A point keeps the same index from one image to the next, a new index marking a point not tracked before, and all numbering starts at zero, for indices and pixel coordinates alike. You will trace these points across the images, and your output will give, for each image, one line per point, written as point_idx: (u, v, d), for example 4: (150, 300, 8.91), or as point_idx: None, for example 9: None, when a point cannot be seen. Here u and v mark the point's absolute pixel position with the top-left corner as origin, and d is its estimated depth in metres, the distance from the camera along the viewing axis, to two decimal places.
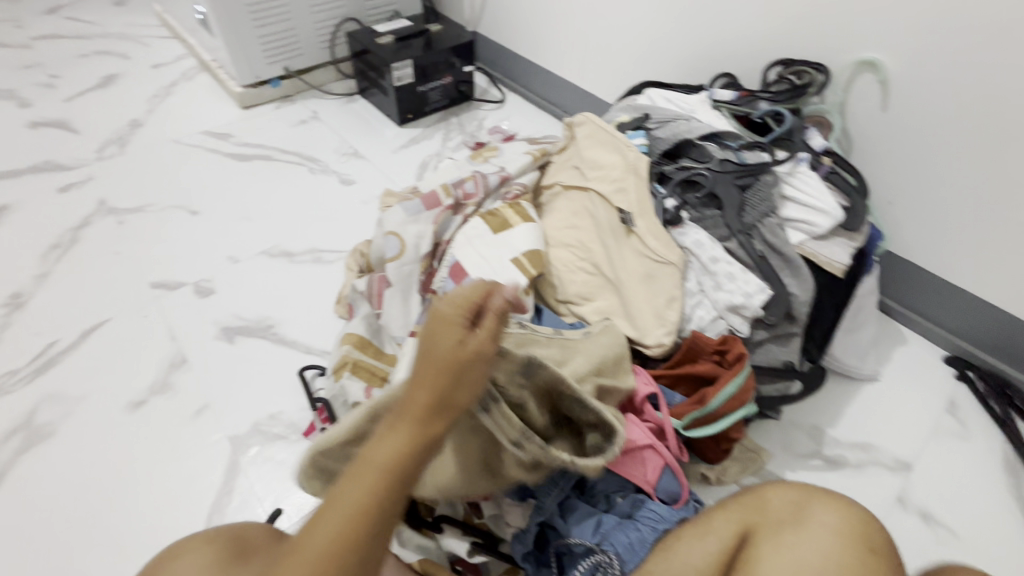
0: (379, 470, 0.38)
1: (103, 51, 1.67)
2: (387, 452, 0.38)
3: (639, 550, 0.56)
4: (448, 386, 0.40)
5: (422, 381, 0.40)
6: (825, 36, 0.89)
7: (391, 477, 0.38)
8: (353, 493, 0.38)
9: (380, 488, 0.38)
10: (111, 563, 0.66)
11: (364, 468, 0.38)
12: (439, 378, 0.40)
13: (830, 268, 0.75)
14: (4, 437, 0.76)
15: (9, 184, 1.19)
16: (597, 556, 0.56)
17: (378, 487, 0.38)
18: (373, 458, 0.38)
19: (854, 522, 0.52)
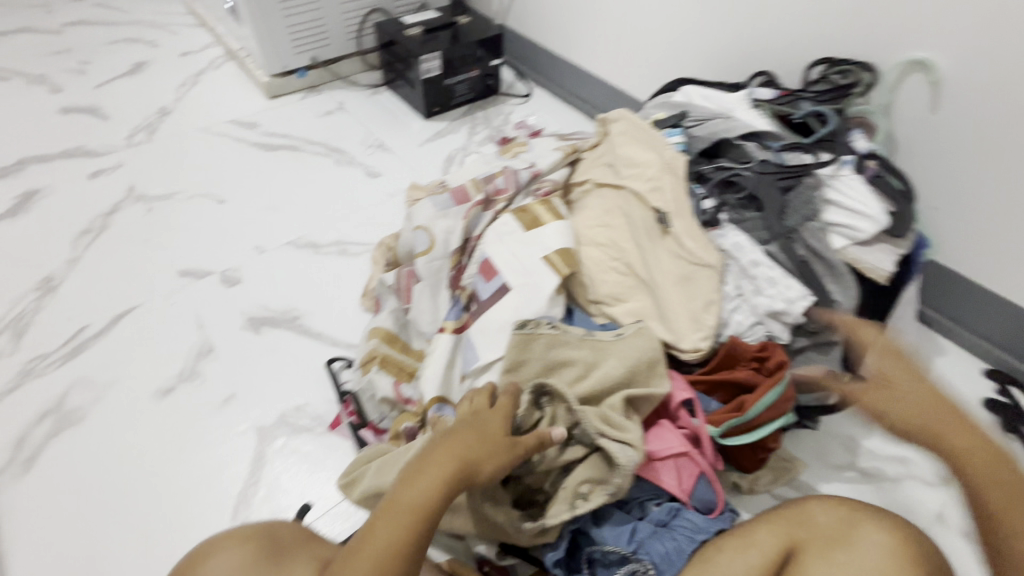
0: (411, 509, 0.47)
1: (133, 39, 1.68)
2: (416, 496, 0.47)
3: (676, 560, 0.56)
4: (472, 449, 0.51)
5: (448, 444, 0.51)
6: (873, 33, 0.86)
7: (422, 519, 0.47)
8: (391, 529, 0.46)
9: (414, 526, 0.46)
10: (137, 551, 0.66)
11: (398, 502, 0.47)
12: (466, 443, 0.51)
13: (874, 275, 0.72)
14: (36, 419, 0.77)
15: (40, 168, 1.20)
16: (632, 564, 0.57)
17: (416, 521, 0.47)
18: (404, 498, 0.47)
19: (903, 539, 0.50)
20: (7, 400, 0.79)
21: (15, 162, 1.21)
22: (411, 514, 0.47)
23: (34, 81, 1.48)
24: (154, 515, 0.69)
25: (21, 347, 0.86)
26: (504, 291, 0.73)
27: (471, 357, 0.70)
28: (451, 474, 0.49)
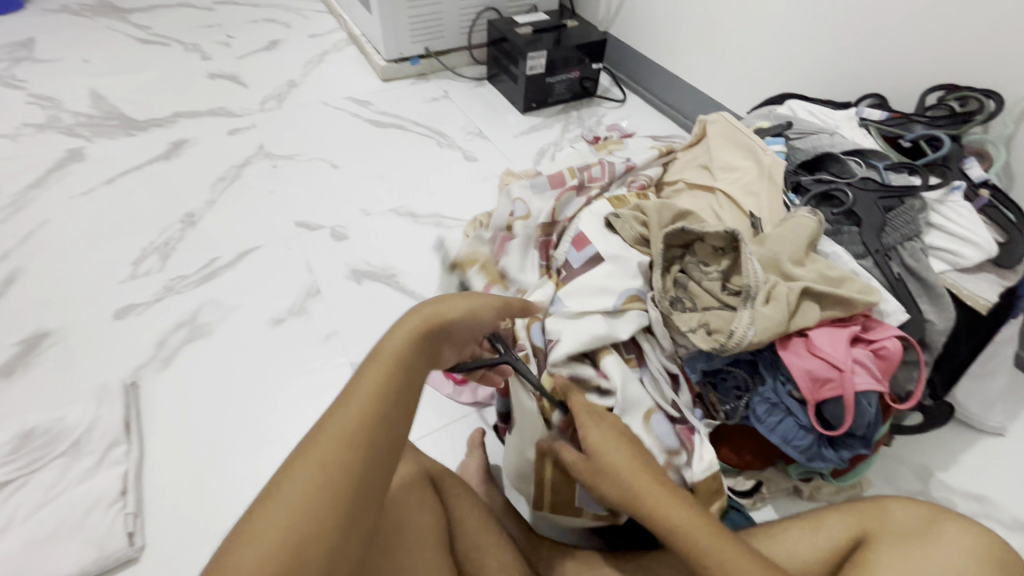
0: (387, 369, 0.43)
1: (270, 20, 1.88)
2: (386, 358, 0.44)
3: (776, 412, 0.64)
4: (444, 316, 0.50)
5: (419, 314, 0.49)
6: (1003, 64, 0.84)
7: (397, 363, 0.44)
8: (370, 380, 0.42)
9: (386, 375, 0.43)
10: (247, 446, 0.76)
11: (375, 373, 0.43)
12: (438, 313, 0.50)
13: (973, 302, 0.70)
14: (174, 327, 0.90)
15: (190, 122, 1.38)
16: (744, 398, 0.66)
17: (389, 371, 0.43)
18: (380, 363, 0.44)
19: (979, 542, 0.53)
20: (153, 308, 0.92)
21: (170, 114, 1.40)
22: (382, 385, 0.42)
23: (188, 48, 1.69)
24: (261, 420, 0.79)
25: (166, 267, 1.00)
26: (597, 261, 0.75)
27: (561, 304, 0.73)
28: (424, 330, 0.48)
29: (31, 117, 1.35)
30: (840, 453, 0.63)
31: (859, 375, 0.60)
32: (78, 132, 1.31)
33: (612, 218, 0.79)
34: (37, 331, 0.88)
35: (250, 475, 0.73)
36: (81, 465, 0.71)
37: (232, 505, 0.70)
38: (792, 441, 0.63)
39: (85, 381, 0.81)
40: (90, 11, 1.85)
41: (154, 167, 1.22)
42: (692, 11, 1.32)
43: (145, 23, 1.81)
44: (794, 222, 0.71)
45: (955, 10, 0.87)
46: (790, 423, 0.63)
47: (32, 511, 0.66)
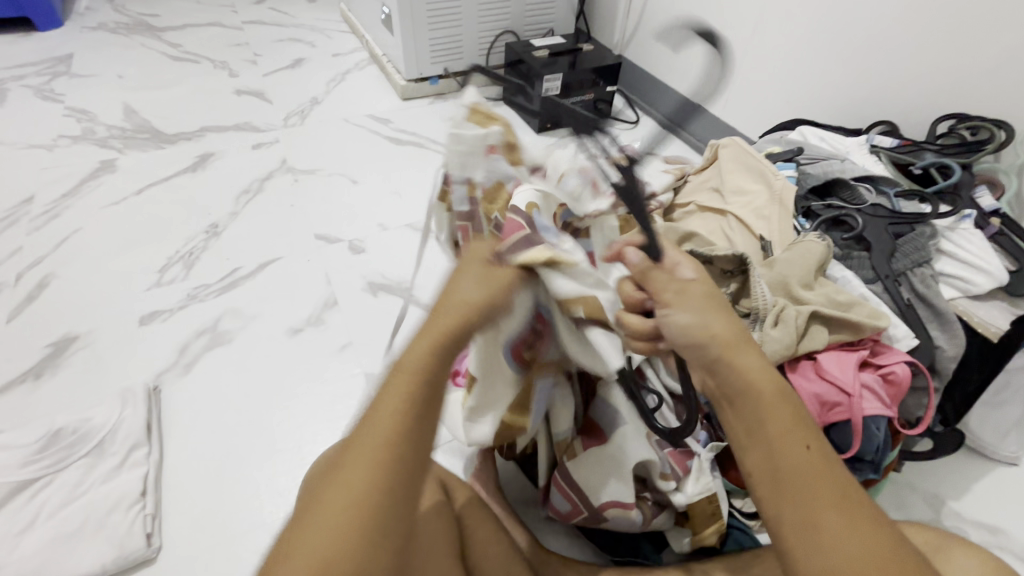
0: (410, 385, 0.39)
1: (295, 39, 1.95)
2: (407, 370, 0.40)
3: None
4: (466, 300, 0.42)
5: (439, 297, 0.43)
6: (1013, 96, 0.85)
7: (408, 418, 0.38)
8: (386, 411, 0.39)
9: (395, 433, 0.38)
10: (264, 451, 0.78)
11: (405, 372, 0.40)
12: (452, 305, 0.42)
13: (985, 330, 0.70)
14: (196, 333, 0.92)
15: (216, 136, 1.43)
16: None
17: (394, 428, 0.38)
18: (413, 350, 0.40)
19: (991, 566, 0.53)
20: (177, 315, 0.95)
21: (198, 129, 1.45)
22: (417, 361, 0.40)
23: (218, 66, 1.76)
24: (277, 428, 0.81)
25: (191, 275, 1.03)
26: None
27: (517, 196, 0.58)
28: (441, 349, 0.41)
29: (67, 129, 1.41)
30: None
31: (867, 400, 0.61)
32: (111, 144, 1.37)
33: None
34: (66, 335, 0.91)
35: (264, 482, 0.75)
36: (105, 465, 0.73)
37: (247, 511, 0.72)
38: None
39: (110, 383, 0.84)
40: (126, 28, 1.93)
41: (181, 179, 1.27)
42: (705, 37, 1.35)
43: (176, 41, 1.89)
44: (803, 247, 0.72)
45: (966, 42, 0.88)
46: None
47: (57, 509, 0.69)
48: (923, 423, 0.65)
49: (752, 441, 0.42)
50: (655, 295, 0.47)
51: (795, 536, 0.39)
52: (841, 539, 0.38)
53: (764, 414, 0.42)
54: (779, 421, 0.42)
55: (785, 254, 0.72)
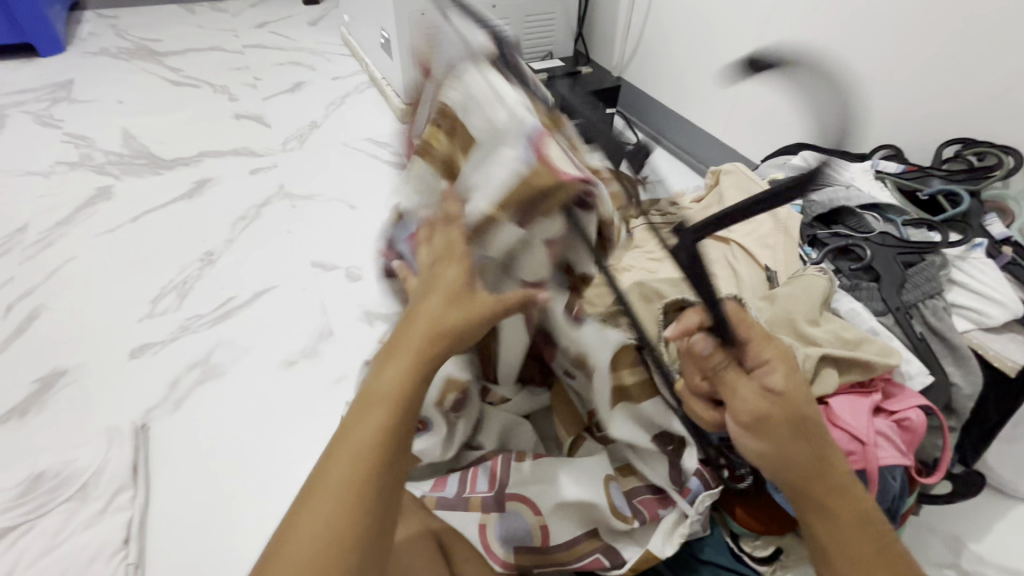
0: (387, 408, 0.41)
1: (295, 63, 1.95)
2: (404, 356, 0.44)
3: None
4: (446, 324, 0.45)
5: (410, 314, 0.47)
6: (1019, 123, 0.84)
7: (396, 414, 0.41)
8: (372, 424, 0.40)
9: (389, 422, 0.41)
10: (256, 493, 0.75)
11: (385, 375, 0.43)
12: (426, 323, 0.45)
13: (1001, 364, 0.68)
14: (187, 367, 0.90)
15: (214, 161, 1.42)
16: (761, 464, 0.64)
17: (388, 422, 0.41)
18: (390, 372, 0.43)
19: None
20: (168, 347, 0.93)
21: (195, 154, 1.44)
22: (400, 381, 0.43)
23: (217, 90, 1.76)
24: (267, 466, 0.78)
25: (184, 305, 1.01)
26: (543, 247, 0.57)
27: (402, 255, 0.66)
28: (417, 367, 0.44)
29: (65, 155, 1.41)
30: None
31: (882, 449, 0.58)
32: (109, 171, 1.36)
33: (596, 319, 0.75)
34: (54, 369, 0.89)
35: (252, 527, 0.71)
36: (87, 511, 0.70)
37: (233, 559, 0.68)
38: None
39: (96, 421, 0.82)
40: (127, 54, 1.94)
41: (177, 206, 1.26)
42: (705, 60, 1.35)
43: (177, 65, 1.90)
44: (810, 281, 0.71)
45: (970, 68, 0.87)
46: None
47: (35, 558, 0.66)
48: (940, 469, 0.62)
49: (823, 523, 0.50)
50: (731, 400, 0.51)
51: None
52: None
53: (834, 503, 0.49)
54: (846, 509, 0.49)
55: (788, 290, 0.70)
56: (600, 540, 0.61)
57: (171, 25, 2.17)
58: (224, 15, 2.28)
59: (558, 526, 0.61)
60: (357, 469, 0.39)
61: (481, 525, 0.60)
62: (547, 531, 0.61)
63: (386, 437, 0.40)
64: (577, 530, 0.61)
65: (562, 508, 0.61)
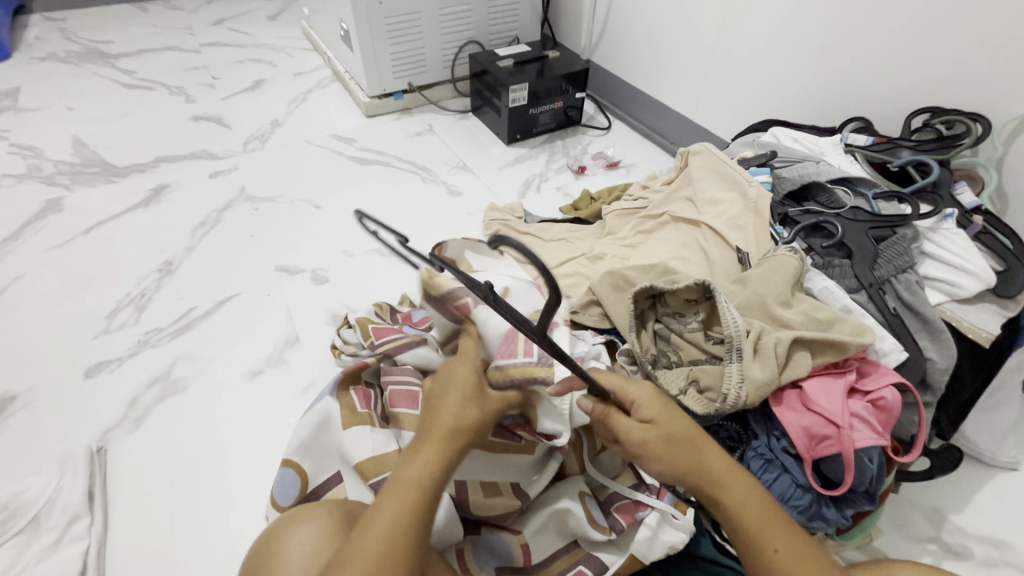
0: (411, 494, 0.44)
1: (255, 59, 1.89)
2: (433, 447, 0.46)
3: (772, 469, 0.60)
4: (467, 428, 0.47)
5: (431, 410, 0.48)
6: (987, 88, 0.83)
7: (421, 492, 0.44)
8: (391, 511, 0.43)
9: (414, 501, 0.44)
10: (222, 512, 0.72)
11: (415, 466, 0.45)
12: (445, 421, 0.47)
13: (974, 335, 0.67)
14: (147, 384, 0.86)
15: (172, 166, 1.37)
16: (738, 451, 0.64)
17: (416, 500, 0.44)
18: (416, 460, 0.45)
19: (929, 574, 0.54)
20: (126, 364, 0.89)
21: (151, 159, 1.39)
22: (428, 473, 0.45)
23: (173, 91, 1.69)
24: (234, 482, 0.75)
25: (141, 319, 0.97)
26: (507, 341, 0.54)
27: (330, 403, 0.64)
28: (442, 457, 0.46)
29: (12, 167, 1.34)
30: (844, 513, 0.59)
31: (858, 431, 0.56)
32: (59, 181, 1.30)
33: (573, 315, 0.75)
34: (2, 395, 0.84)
35: (217, 547, 0.69)
36: (40, 543, 0.67)
37: None
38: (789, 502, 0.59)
39: (48, 448, 0.78)
40: (77, 58, 1.86)
41: (132, 215, 1.21)
42: (672, 39, 1.32)
43: (130, 67, 1.82)
44: (784, 263, 0.68)
45: (937, 34, 0.85)
46: (784, 480, 0.59)
47: None
48: (915, 448, 0.61)
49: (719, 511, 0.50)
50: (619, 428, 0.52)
51: None
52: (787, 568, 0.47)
53: (729, 490, 0.50)
54: (742, 489, 0.50)
55: (762, 272, 0.68)
56: (581, 550, 0.61)
57: (123, 25, 2.08)
58: (179, 13, 2.19)
59: (538, 544, 0.60)
60: (387, 546, 0.42)
61: (457, 550, 0.58)
62: (529, 549, 0.59)
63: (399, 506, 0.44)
64: (559, 543, 0.61)
65: (539, 524, 0.60)
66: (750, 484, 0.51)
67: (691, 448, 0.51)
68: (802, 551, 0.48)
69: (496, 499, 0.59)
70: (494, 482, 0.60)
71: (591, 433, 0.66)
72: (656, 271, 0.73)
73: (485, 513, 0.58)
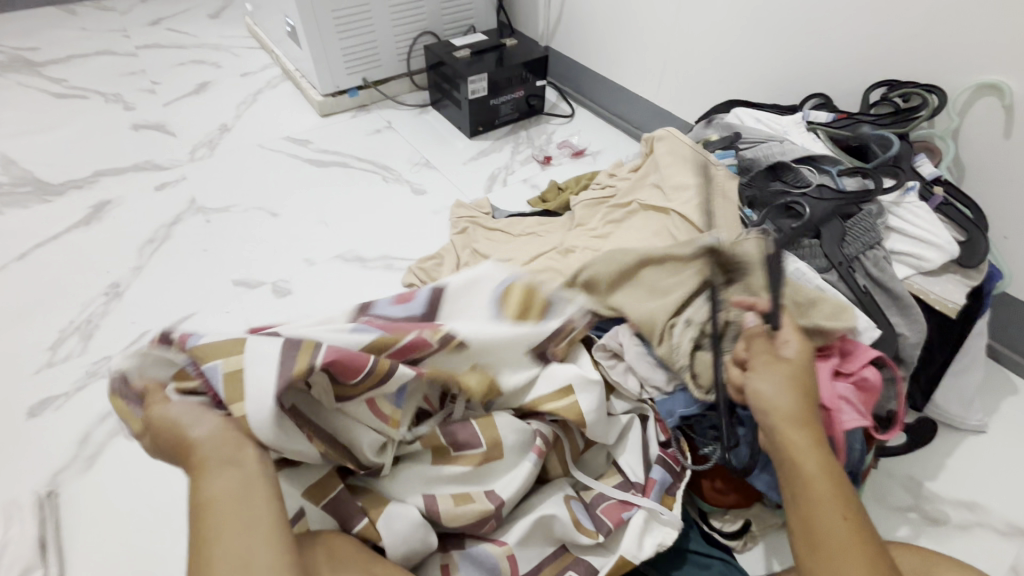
0: (215, 495, 0.42)
1: (198, 61, 1.79)
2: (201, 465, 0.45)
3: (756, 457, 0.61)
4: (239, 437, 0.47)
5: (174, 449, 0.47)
6: (942, 57, 0.83)
7: (218, 494, 0.42)
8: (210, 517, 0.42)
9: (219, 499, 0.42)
10: (190, 549, 0.68)
11: (220, 483, 0.43)
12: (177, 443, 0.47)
13: (942, 307, 0.68)
14: (98, 419, 0.80)
15: (112, 180, 1.28)
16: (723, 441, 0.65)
17: (225, 501, 0.42)
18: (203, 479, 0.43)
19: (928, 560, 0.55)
20: (73, 399, 0.83)
21: (91, 174, 1.30)
22: (213, 483, 0.43)
23: (110, 99, 1.59)
24: None
25: (89, 348, 0.91)
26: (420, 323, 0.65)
27: None
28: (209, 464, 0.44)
29: None
30: None
31: (845, 413, 0.57)
32: None
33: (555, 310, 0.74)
34: None
35: None
36: None
37: None
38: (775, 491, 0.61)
39: None
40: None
41: (72, 235, 1.12)
42: (630, 21, 1.30)
43: (60, 76, 1.69)
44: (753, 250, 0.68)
45: (890, 6, 0.85)
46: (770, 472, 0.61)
47: None
48: (894, 425, 0.61)
49: (785, 473, 0.49)
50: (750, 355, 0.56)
51: (806, 550, 0.46)
52: (831, 534, 0.45)
53: (802, 455, 0.49)
54: (810, 461, 0.48)
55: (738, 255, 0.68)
56: (570, 555, 0.59)
57: (49, 30, 1.93)
58: (112, 14, 2.06)
59: (525, 554, 0.57)
60: (226, 524, 0.40)
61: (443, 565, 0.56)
62: (516, 559, 0.57)
63: (226, 514, 0.41)
64: (547, 549, 0.59)
65: (525, 533, 0.58)
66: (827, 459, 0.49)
67: (790, 406, 0.51)
68: (846, 535, 0.45)
69: (470, 506, 0.57)
70: (466, 491, 0.58)
71: (570, 432, 0.64)
72: (620, 261, 0.72)
73: (459, 523, 0.56)
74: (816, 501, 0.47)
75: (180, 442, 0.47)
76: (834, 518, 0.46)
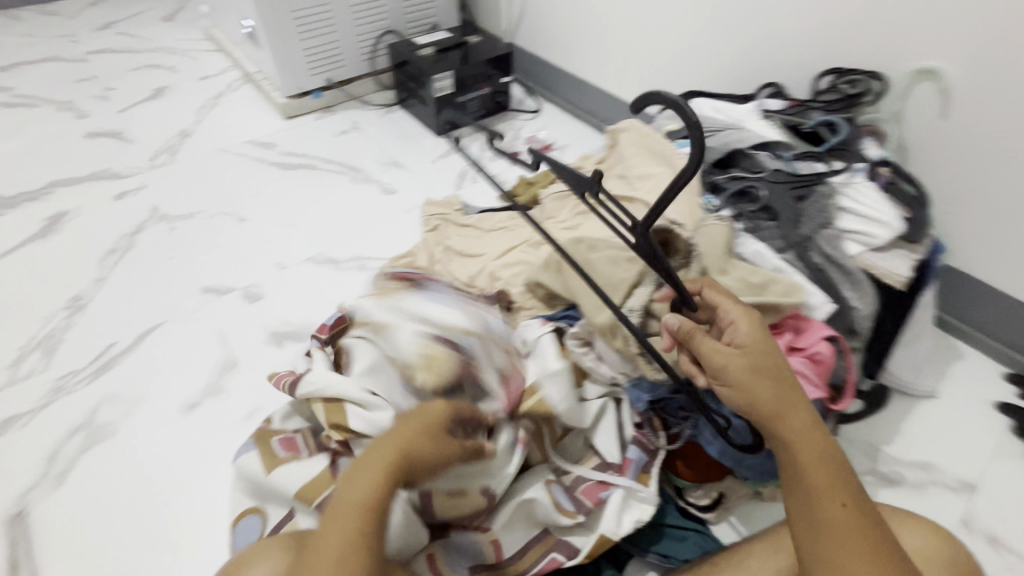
0: (360, 506, 0.44)
1: (153, 65, 1.73)
2: (375, 470, 0.46)
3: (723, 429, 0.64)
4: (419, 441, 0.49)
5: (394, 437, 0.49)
6: (883, 45, 0.87)
7: (370, 509, 0.44)
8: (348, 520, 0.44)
9: (367, 517, 0.44)
10: (171, 559, 0.67)
11: (354, 491, 0.45)
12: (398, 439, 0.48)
13: (890, 280, 0.72)
14: (67, 435, 0.78)
15: (68, 190, 1.24)
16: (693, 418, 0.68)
17: (363, 518, 0.44)
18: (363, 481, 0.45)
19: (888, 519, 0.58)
20: (39, 416, 0.80)
21: (45, 184, 1.25)
22: (372, 489, 0.45)
23: (61, 107, 1.53)
24: (180, 525, 0.70)
25: (52, 364, 0.88)
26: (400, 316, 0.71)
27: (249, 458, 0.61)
28: (388, 472, 0.46)
29: None
30: None
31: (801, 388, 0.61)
32: None
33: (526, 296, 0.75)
34: None
35: None
36: None
37: None
38: (744, 463, 0.64)
39: None
40: None
41: (28, 249, 1.09)
42: (590, 17, 1.32)
43: (6, 84, 1.62)
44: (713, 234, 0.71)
45: None
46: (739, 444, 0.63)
47: None
48: (848, 393, 0.65)
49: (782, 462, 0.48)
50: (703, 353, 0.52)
51: (807, 537, 0.46)
52: (831, 521, 0.45)
53: (798, 439, 0.47)
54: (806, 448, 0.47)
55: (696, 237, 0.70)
56: (552, 538, 0.61)
57: None
58: (58, 18, 1.98)
59: (508, 538, 0.59)
60: (345, 544, 0.42)
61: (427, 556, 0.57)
62: (500, 545, 0.59)
63: (337, 531, 0.43)
64: (529, 533, 0.61)
65: (507, 517, 0.59)
66: (826, 442, 0.48)
67: (786, 393, 0.49)
68: (848, 520, 0.45)
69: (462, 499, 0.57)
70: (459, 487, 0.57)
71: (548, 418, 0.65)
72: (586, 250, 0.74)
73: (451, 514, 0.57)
74: (814, 488, 0.46)
75: (395, 433, 0.49)
76: (834, 504, 0.45)
